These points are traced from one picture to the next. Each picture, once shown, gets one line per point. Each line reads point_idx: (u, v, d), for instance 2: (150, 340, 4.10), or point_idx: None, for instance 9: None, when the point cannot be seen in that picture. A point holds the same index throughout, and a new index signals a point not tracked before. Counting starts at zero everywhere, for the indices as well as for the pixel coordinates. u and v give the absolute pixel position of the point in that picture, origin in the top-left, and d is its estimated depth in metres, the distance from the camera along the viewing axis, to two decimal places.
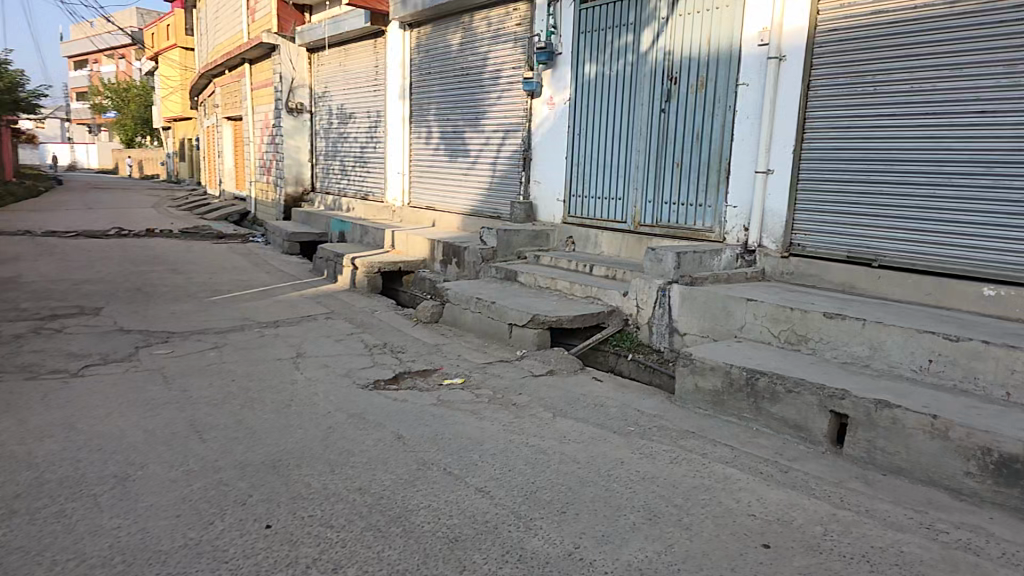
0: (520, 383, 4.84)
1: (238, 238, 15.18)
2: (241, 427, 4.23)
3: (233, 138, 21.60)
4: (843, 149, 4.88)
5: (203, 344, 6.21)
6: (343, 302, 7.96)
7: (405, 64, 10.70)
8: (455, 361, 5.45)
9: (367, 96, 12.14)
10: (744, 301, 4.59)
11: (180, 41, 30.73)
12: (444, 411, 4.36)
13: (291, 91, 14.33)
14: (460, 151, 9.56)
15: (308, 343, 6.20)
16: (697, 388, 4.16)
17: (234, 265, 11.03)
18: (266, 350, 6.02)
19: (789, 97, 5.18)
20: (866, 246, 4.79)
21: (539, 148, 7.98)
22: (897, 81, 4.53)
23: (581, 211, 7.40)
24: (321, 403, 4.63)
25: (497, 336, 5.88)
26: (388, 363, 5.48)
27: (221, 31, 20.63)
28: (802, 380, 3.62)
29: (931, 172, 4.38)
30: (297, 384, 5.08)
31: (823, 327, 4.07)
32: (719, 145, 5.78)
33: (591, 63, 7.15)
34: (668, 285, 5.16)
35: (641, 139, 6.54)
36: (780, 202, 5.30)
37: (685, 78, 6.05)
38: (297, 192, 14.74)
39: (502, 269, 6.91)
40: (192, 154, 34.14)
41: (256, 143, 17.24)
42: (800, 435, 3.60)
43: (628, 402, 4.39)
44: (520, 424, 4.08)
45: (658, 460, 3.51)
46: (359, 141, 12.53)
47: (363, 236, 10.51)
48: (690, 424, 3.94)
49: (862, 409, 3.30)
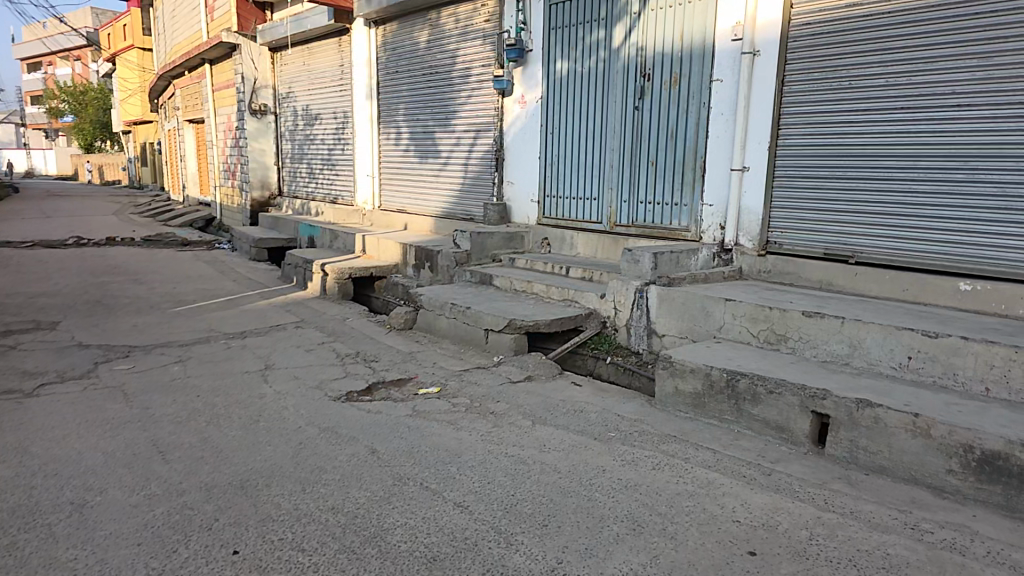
0: (497, 390, 4.72)
1: (202, 244, 14.71)
2: (206, 446, 4.03)
3: (196, 142, 21.03)
4: (819, 145, 4.88)
5: (166, 358, 5.94)
6: (313, 309, 7.73)
7: (371, 63, 10.49)
8: (430, 369, 5.31)
9: (333, 96, 11.88)
10: (722, 301, 4.56)
11: (138, 42, 29.75)
12: (420, 422, 4.22)
13: (254, 92, 13.97)
14: (430, 151, 9.40)
15: (276, 354, 5.99)
16: (677, 391, 4.11)
17: (200, 273, 10.67)
18: (233, 362, 5.79)
19: (763, 93, 5.17)
20: (843, 243, 4.81)
21: (511, 148, 7.88)
22: (871, 75, 4.54)
23: (556, 212, 7.32)
24: (291, 418, 4.45)
25: (473, 342, 5.76)
26: (361, 373, 5.31)
27: (180, 32, 20.05)
28: (783, 381, 3.59)
29: (906, 167, 4.41)
30: (266, 398, 4.87)
31: (802, 326, 4.06)
32: (694, 143, 5.76)
33: (563, 60, 7.07)
34: (645, 285, 5.12)
35: (616, 138, 6.48)
36: (756, 200, 5.31)
37: (658, 75, 6.01)
38: (264, 197, 14.40)
39: (476, 273, 6.80)
40: (153, 159, 33.17)
41: (220, 147, 16.76)
42: (782, 436, 3.58)
43: (609, 407, 4.31)
44: (499, 433, 3.97)
45: (641, 467, 3.43)
46: (326, 142, 12.25)
47: (333, 241, 10.27)
48: (671, 428, 3.88)
49: (844, 409, 3.29)
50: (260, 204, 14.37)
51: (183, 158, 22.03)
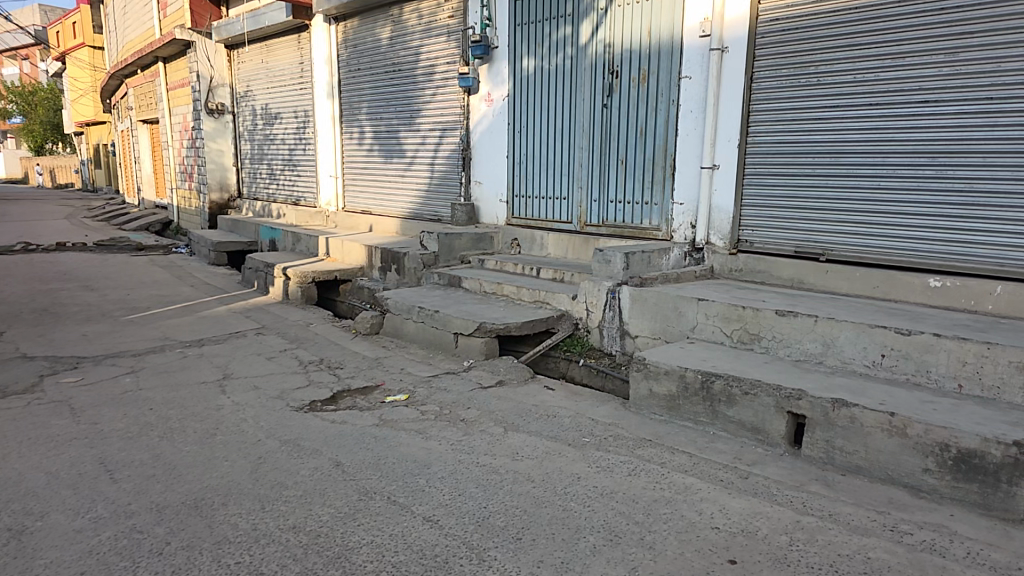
0: (468, 396, 4.56)
1: (157, 249, 14.10)
2: (159, 462, 3.72)
3: (152, 143, 20.26)
4: (789, 142, 4.88)
5: (116, 370, 5.57)
6: (275, 315, 7.43)
7: (332, 61, 10.21)
8: (398, 375, 5.12)
9: (293, 94, 11.53)
10: (694, 301, 4.51)
11: (88, 39, 28.53)
12: (388, 431, 4.01)
13: (210, 91, 13.49)
14: (395, 151, 9.17)
15: (235, 362, 5.69)
16: (651, 393, 4.03)
17: (155, 279, 10.18)
18: (190, 372, 5.47)
19: (732, 90, 5.15)
20: (814, 241, 4.83)
21: (478, 147, 7.73)
22: (839, 72, 4.55)
23: (526, 212, 7.21)
24: (251, 430, 4.17)
25: (442, 346, 5.59)
26: (325, 381, 5.07)
27: (131, 28, 19.29)
28: (758, 381, 3.55)
29: (874, 164, 4.44)
30: (222, 410, 4.56)
31: (776, 325, 4.04)
32: (664, 141, 5.71)
33: (529, 57, 6.96)
34: (617, 286, 5.04)
35: (585, 135, 6.40)
36: (726, 198, 5.29)
37: (627, 72, 5.95)
38: (222, 199, 13.92)
39: (444, 275, 6.63)
40: (106, 161, 31.90)
41: (175, 147, 16.12)
42: (757, 437, 3.53)
43: (583, 411, 4.20)
44: (471, 441, 3.79)
45: (616, 473, 3.30)
46: (287, 142, 11.88)
47: (295, 244, 9.94)
48: (646, 432, 3.79)
49: (819, 409, 3.27)
50: (219, 206, 13.88)
51: (137, 160, 21.16)
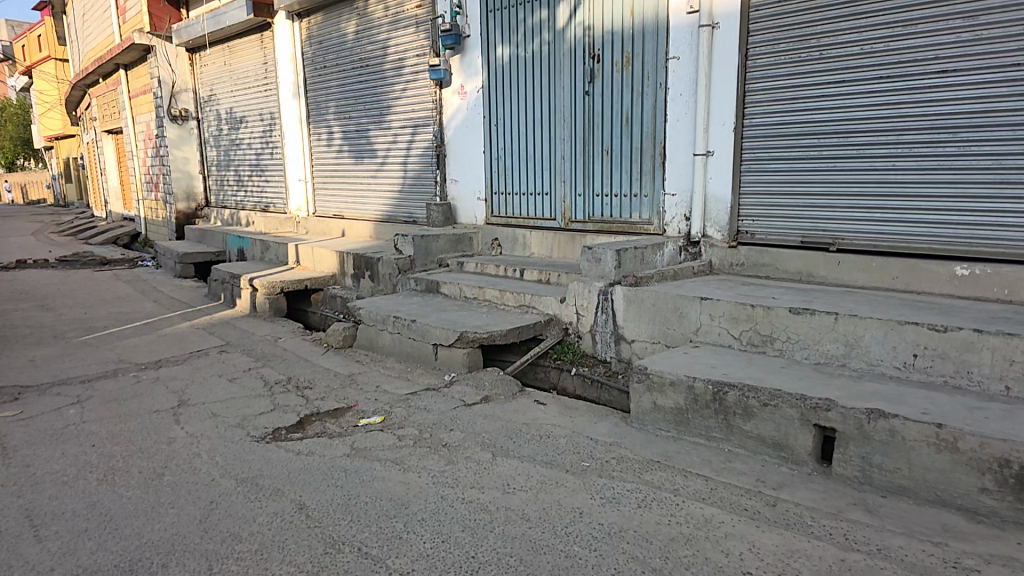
0: (451, 416, 4.06)
1: (124, 263, 13.33)
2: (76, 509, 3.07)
3: (118, 154, 19.48)
4: (790, 123, 4.48)
5: (62, 400, 4.78)
6: (241, 330, 6.85)
7: (296, 59, 9.65)
8: (373, 394, 4.59)
9: (257, 97, 10.95)
10: (696, 300, 4.09)
11: (52, 50, 27.60)
12: (360, 462, 3.44)
13: (173, 96, 12.76)
14: (366, 151, 8.64)
15: (193, 386, 4.99)
16: (656, 407, 3.58)
17: (116, 295, 9.48)
18: (144, 400, 4.71)
19: (726, 69, 4.74)
20: (822, 229, 4.44)
21: (453, 142, 7.24)
22: (845, 43, 4.16)
23: (505, 210, 6.74)
24: (204, 467, 3.45)
25: (421, 359, 5.10)
26: (292, 404, 4.47)
27: (91, 37, 18.53)
28: (778, 391, 3.13)
29: (888, 143, 4.06)
30: (174, 444, 3.82)
31: (790, 325, 3.66)
32: (651, 128, 5.29)
33: (502, 45, 6.49)
34: (609, 287, 4.61)
35: (565, 126, 5.96)
36: (724, 187, 4.88)
37: (609, 55, 5.51)
38: (190, 208, 13.23)
39: (422, 281, 6.14)
40: (73, 174, 30.80)
41: (140, 158, 15.36)
42: (781, 455, 3.11)
43: (580, 429, 3.73)
44: (456, 471, 3.28)
45: (624, 505, 2.84)
46: (253, 147, 11.28)
47: (264, 252, 9.37)
48: (653, 452, 3.34)
49: (853, 422, 2.87)
50: (186, 216, 13.19)
51: (103, 171, 20.27)
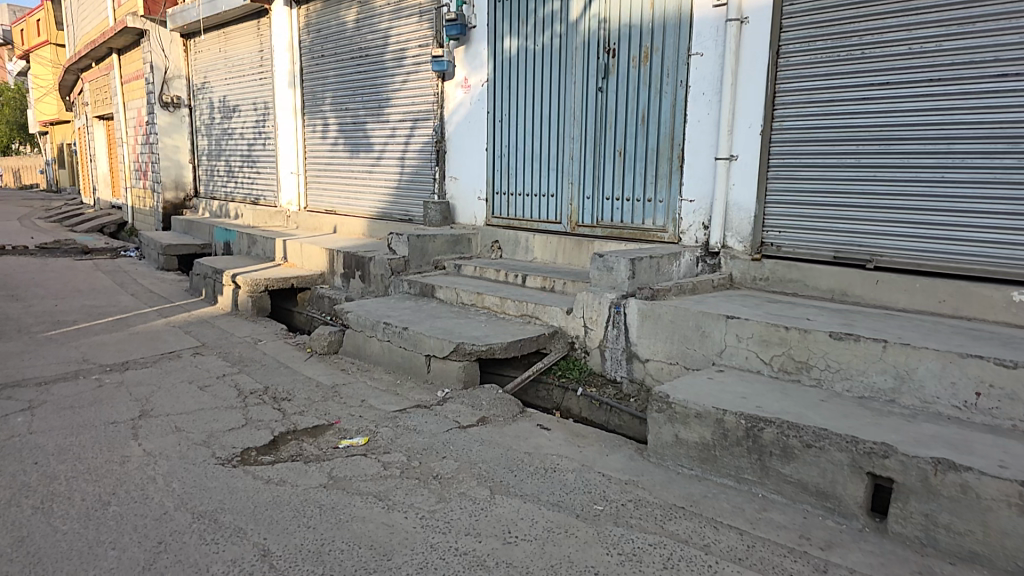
0: (444, 440, 3.62)
1: (104, 253, 12.73)
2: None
3: (108, 140, 18.86)
4: (826, 128, 4.07)
5: (9, 406, 4.27)
6: (220, 330, 6.36)
7: (293, 47, 9.18)
8: (356, 410, 4.13)
9: (251, 85, 10.46)
10: (722, 319, 3.69)
11: (48, 33, 26.99)
12: (338, 496, 2.98)
13: (165, 83, 12.21)
14: (362, 144, 8.18)
15: (158, 393, 4.51)
16: (678, 441, 3.23)
17: (92, 286, 8.94)
18: (102, 408, 4.22)
19: (755, 67, 4.32)
20: (858, 244, 4.02)
21: (453, 138, 6.80)
22: (892, 42, 3.75)
23: (507, 211, 6.30)
24: (157, 497, 2.97)
25: (412, 371, 4.65)
26: (266, 420, 4.00)
27: (85, 19, 17.94)
28: (824, 431, 2.78)
29: (939, 152, 3.64)
30: (127, 465, 3.33)
31: (831, 352, 3.30)
32: (670, 129, 4.87)
33: (510, 36, 6.06)
34: (622, 299, 4.19)
35: (575, 123, 5.52)
36: (748, 194, 4.45)
37: (626, 50, 5.08)
38: (178, 198, 12.69)
39: (416, 284, 5.69)
40: (63, 159, 30.10)
41: (130, 145, 14.82)
42: (825, 505, 2.78)
43: (591, 462, 3.33)
44: (448, 512, 2.84)
45: (649, 564, 2.42)
46: (246, 137, 10.80)
47: (251, 247, 8.88)
48: (676, 495, 2.97)
49: (916, 473, 2.52)
50: (174, 206, 12.65)
51: (92, 157, 19.68)
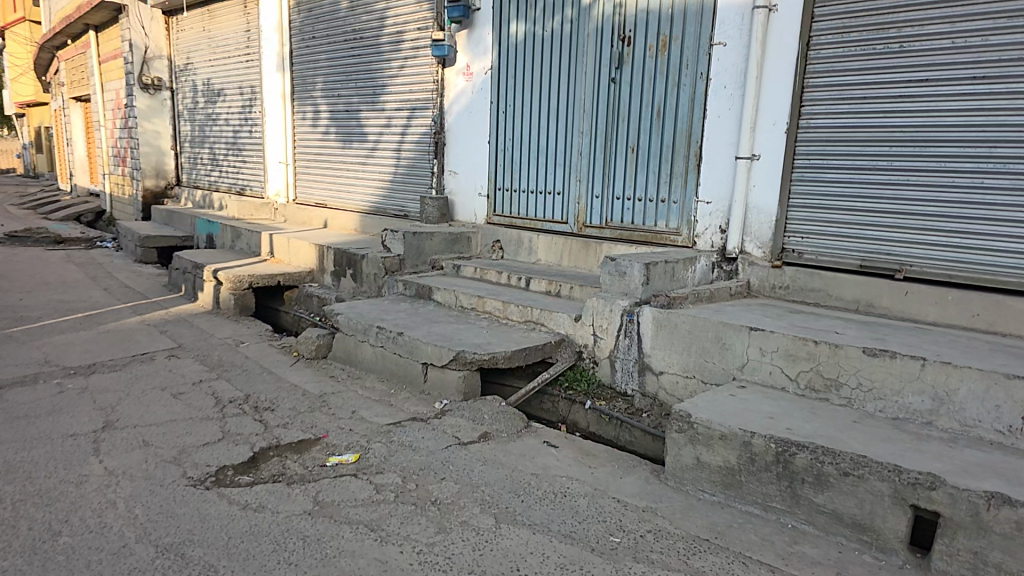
0: (443, 459, 3.35)
1: (81, 243, 12.23)
2: None
3: (86, 124, 18.18)
4: (858, 127, 3.83)
5: None
6: (198, 330, 6.01)
7: (283, 29, 8.78)
8: (346, 423, 3.84)
9: (237, 68, 10.03)
10: (744, 330, 3.46)
11: (24, 12, 26.02)
12: (324, 526, 2.70)
13: (145, 63, 11.72)
14: (355, 134, 7.84)
15: (128, 402, 4.17)
16: (699, 464, 2.99)
17: (63, 279, 8.50)
18: (64, 418, 3.88)
19: (783, 60, 4.07)
20: (887, 252, 3.80)
21: (453, 130, 6.50)
22: (934, 34, 3.51)
23: (509, 209, 6.02)
24: (118, 526, 2.66)
25: (408, 380, 4.36)
26: (246, 433, 3.69)
27: None
28: (862, 458, 2.55)
29: (981, 156, 3.43)
30: (87, 486, 3.02)
31: (863, 369, 3.07)
32: (687, 125, 4.62)
33: (517, 21, 5.75)
34: (635, 307, 3.94)
35: (585, 117, 5.25)
36: (770, 197, 4.22)
37: (642, 38, 4.82)
38: (159, 186, 12.21)
39: (411, 285, 5.40)
40: (41, 144, 29.18)
41: (108, 129, 14.24)
42: (861, 539, 2.57)
43: (603, 486, 3.09)
44: (447, 544, 2.57)
45: None
46: (231, 124, 10.37)
47: (234, 240, 8.50)
48: (697, 525, 2.73)
49: (966, 507, 2.30)
50: (154, 194, 12.17)
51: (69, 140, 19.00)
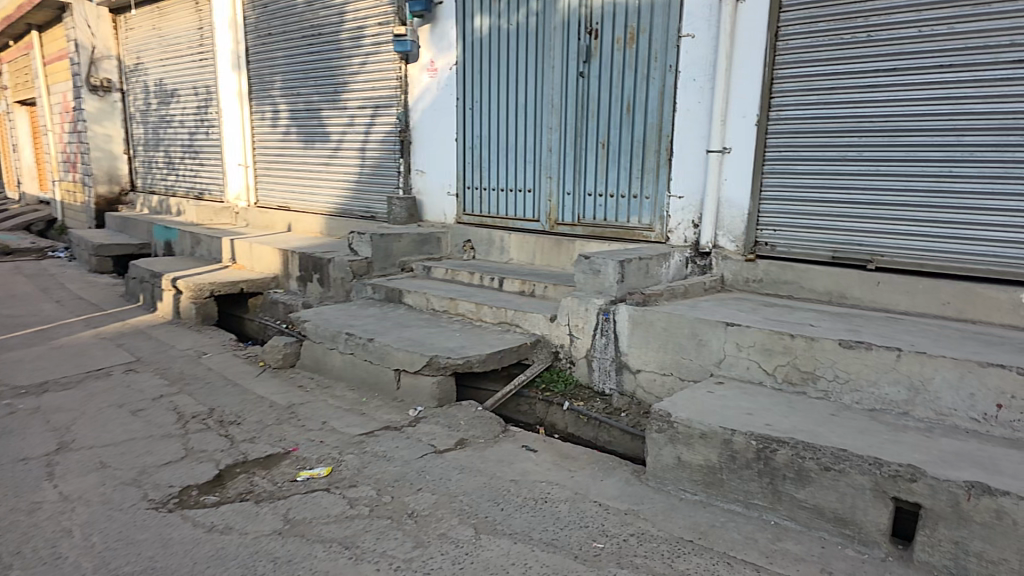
0: (418, 468, 3.23)
1: (29, 254, 11.64)
2: None
3: (32, 128, 17.35)
4: (827, 118, 3.84)
5: None
6: (158, 342, 5.73)
7: (239, 26, 8.47)
8: (316, 435, 3.69)
9: (191, 67, 9.66)
10: (720, 326, 3.42)
11: None
12: (295, 546, 2.56)
13: (92, 63, 11.21)
14: (317, 134, 7.61)
15: (81, 421, 3.93)
16: (680, 463, 2.94)
17: (9, 293, 8.05)
18: (10, 442, 3.62)
19: (751, 51, 4.06)
20: (857, 243, 3.82)
21: (419, 129, 6.35)
22: (900, 23, 3.53)
23: (479, 208, 5.90)
24: (69, 557, 2.47)
25: (380, 387, 4.22)
26: (209, 450, 3.51)
27: None
28: (843, 452, 2.53)
29: (947, 145, 3.46)
30: (35, 514, 2.80)
31: (839, 361, 3.07)
32: (658, 118, 4.58)
33: (482, 15, 5.63)
34: (611, 305, 3.88)
35: (555, 112, 5.16)
36: (741, 190, 4.21)
37: (610, 31, 4.76)
38: (112, 192, 11.70)
39: (381, 288, 5.25)
40: None
41: (55, 133, 13.60)
42: (844, 532, 2.55)
43: (584, 489, 3.01)
44: (426, 559, 2.45)
45: None
46: (186, 125, 9.99)
47: (194, 246, 8.17)
48: (681, 526, 2.68)
49: (946, 497, 2.30)
50: (107, 201, 11.66)
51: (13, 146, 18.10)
